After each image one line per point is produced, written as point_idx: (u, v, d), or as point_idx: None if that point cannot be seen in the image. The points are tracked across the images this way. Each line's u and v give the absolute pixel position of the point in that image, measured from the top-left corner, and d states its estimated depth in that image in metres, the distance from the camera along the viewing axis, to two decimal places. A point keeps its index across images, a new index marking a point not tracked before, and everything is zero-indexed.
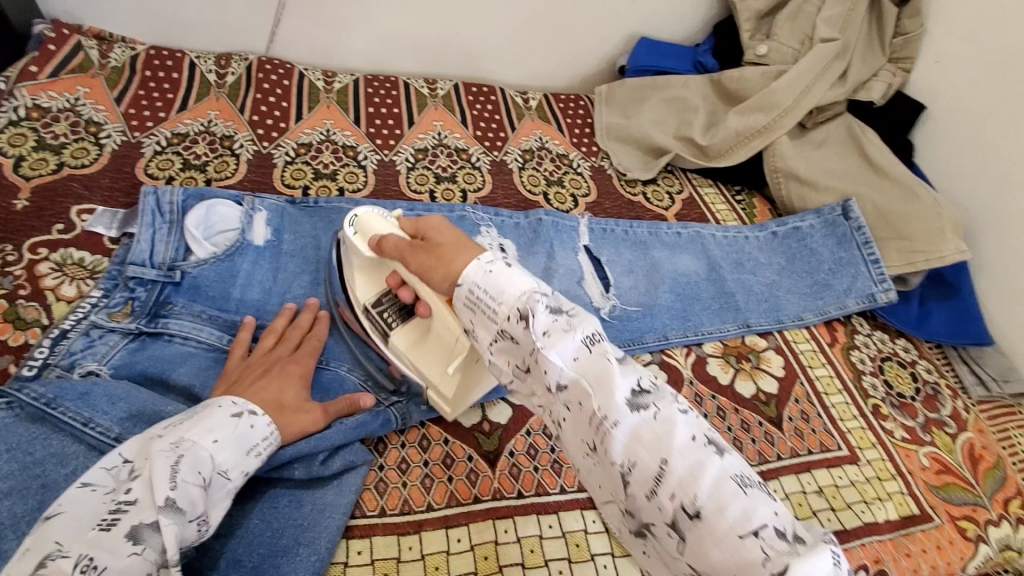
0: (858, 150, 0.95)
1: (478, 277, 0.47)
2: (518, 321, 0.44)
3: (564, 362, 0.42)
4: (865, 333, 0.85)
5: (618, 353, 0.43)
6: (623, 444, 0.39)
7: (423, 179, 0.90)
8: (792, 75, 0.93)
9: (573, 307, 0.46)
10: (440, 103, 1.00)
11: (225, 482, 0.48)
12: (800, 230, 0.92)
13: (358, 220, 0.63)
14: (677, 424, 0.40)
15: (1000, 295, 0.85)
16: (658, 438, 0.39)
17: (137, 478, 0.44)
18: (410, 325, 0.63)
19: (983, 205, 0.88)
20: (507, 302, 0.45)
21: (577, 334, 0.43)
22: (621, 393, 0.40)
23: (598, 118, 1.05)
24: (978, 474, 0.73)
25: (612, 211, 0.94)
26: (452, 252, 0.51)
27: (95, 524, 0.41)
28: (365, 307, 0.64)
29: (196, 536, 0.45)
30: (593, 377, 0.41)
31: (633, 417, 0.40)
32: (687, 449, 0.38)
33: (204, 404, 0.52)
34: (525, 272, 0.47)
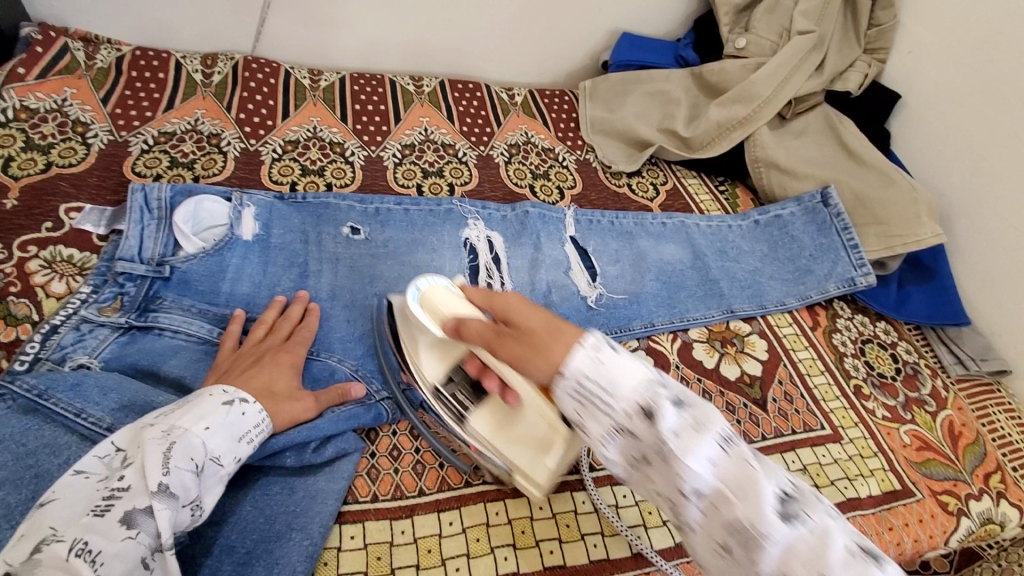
0: (836, 139, 0.97)
1: (588, 369, 0.43)
2: (643, 419, 0.41)
3: (701, 466, 0.40)
4: (846, 317, 0.87)
5: (752, 450, 0.42)
6: (775, 556, 0.38)
7: (410, 173, 0.91)
8: (770, 67, 0.95)
9: (693, 399, 0.43)
10: (426, 100, 1.02)
11: (218, 468, 0.48)
12: (781, 218, 0.93)
13: (423, 296, 0.58)
14: (831, 535, 0.38)
15: (975, 277, 0.88)
16: (814, 553, 0.37)
17: (130, 466, 0.44)
18: (488, 404, 0.59)
19: (957, 190, 0.90)
20: (627, 399, 0.42)
21: (710, 434, 0.41)
22: (767, 502, 0.38)
23: (583, 113, 1.07)
24: (958, 450, 0.75)
25: (598, 203, 0.95)
26: (549, 339, 0.46)
27: (89, 510, 0.42)
28: (435, 388, 0.60)
29: (190, 521, 0.46)
30: (736, 485, 0.39)
31: (784, 528, 0.38)
32: (848, 565, 0.36)
33: (196, 393, 0.52)
34: (638, 361, 0.44)
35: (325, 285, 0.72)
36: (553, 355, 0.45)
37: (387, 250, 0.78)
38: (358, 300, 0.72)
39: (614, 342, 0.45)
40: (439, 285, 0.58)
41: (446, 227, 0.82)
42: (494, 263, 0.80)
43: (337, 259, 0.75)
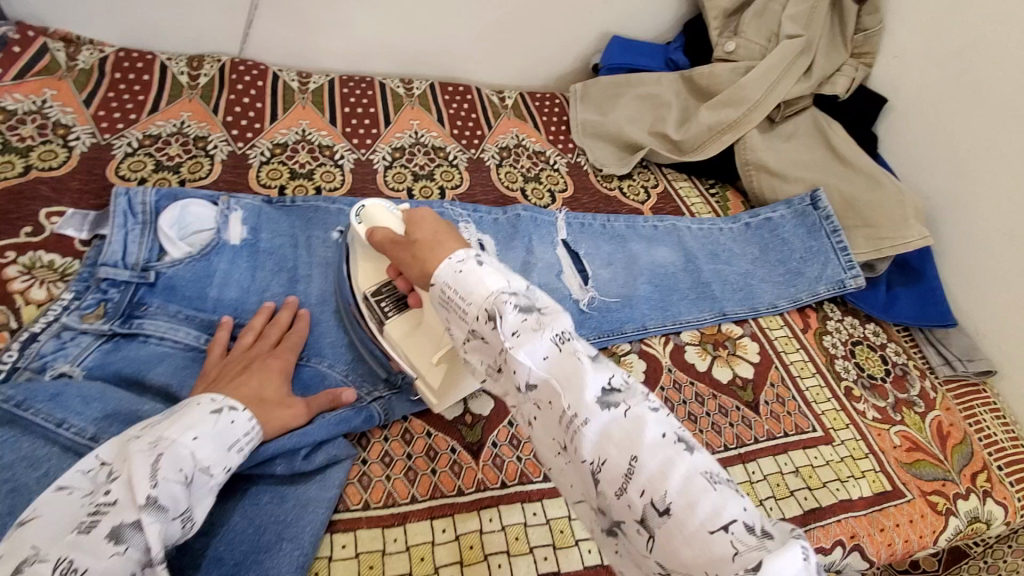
0: (825, 143, 0.98)
1: (447, 278, 0.46)
2: (487, 321, 0.43)
3: (534, 363, 0.40)
4: (836, 319, 0.88)
5: (591, 351, 0.41)
6: (591, 442, 0.38)
7: (400, 177, 0.90)
8: (759, 72, 0.96)
9: (544, 302, 0.44)
10: (417, 103, 1.01)
11: (208, 478, 0.47)
12: (771, 220, 0.94)
13: (365, 209, 0.63)
14: (649, 423, 0.38)
15: (961, 278, 0.89)
16: (628, 437, 0.37)
17: (117, 479, 0.43)
18: (407, 314, 0.63)
19: (942, 192, 0.92)
20: (476, 304, 0.43)
21: (547, 333, 0.41)
22: (589, 391, 0.39)
23: (574, 116, 1.07)
24: (947, 450, 0.75)
25: (589, 206, 0.95)
26: (428, 247, 0.51)
27: (74, 527, 0.40)
28: (365, 294, 0.64)
29: (181, 534, 0.45)
30: (563, 377, 0.40)
31: (603, 416, 0.38)
32: (658, 447, 0.37)
33: (183, 403, 0.51)
34: (498, 270, 0.45)
35: (315, 290, 0.71)
36: (427, 258, 0.50)
37: None
38: None
39: (480, 256, 0.47)
40: (381, 201, 0.62)
41: None
42: None
43: (327, 264, 0.74)
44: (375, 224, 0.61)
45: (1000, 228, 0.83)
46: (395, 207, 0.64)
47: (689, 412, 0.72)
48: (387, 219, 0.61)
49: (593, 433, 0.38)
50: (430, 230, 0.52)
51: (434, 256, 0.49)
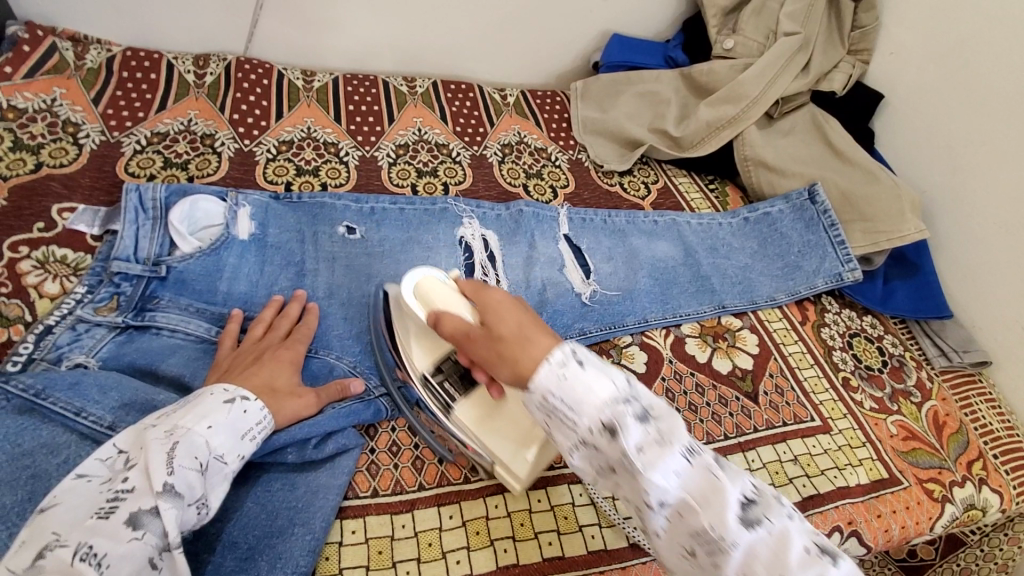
0: (822, 138, 0.99)
1: (552, 386, 0.44)
2: (604, 434, 0.43)
3: (667, 481, 0.42)
4: (834, 312, 0.89)
5: (718, 460, 0.43)
6: (739, 562, 0.39)
7: (404, 173, 0.91)
8: (758, 68, 0.98)
9: (653, 404, 0.45)
10: (419, 101, 1.02)
11: (222, 465, 0.49)
12: (770, 215, 0.95)
13: (418, 285, 0.60)
14: (792, 538, 0.40)
15: (957, 271, 0.90)
16: (775, 555, 0.39)
17: (134, 467, 0.45)
18: (477, 396, 0.59)
19: (938, 188, 0.93)
20: (589, 414, 0.43)
21: (675, 448, 0.42)
22: (730, 509, 0.40)
23: (575, 113, 1.08)
24: (943, 439, 0.77)
25: (590, 202, 0.97)
26: (518, 346, 0.48)
27: (94, 512, 0.42)
28: (425, 377, 0.61)
29: (197, 519, 0.46)
30: (700, 495, 0.41)
31: (748, 535, 0.40)
32: (805, 563, 0.39)
33: (197, 394, 0.52)
34: (603, 371, 0.45)
35: (321, 283, 0.73)
36: (521, 358, 0.47)
37: (385, 250, 0.79)
38: (355, 298, 0.73)
39: (579, 354, 0.46)
40: (434, 276, 0.59)
41: (441, 225, 0.83)
42: (489, 261, 0.82)
43: (333, 259, 0.75)
44: (436, 306, 0.58)
45: (996, 222, 0.85)
46: (445, 277, 0.62)
47: (690, 402, 0.74)
48: (446, 299, 0.57)
49: (741, 553, 0.39)
50: (515, 323, 0.50)
51: (529, 357, 0.47)
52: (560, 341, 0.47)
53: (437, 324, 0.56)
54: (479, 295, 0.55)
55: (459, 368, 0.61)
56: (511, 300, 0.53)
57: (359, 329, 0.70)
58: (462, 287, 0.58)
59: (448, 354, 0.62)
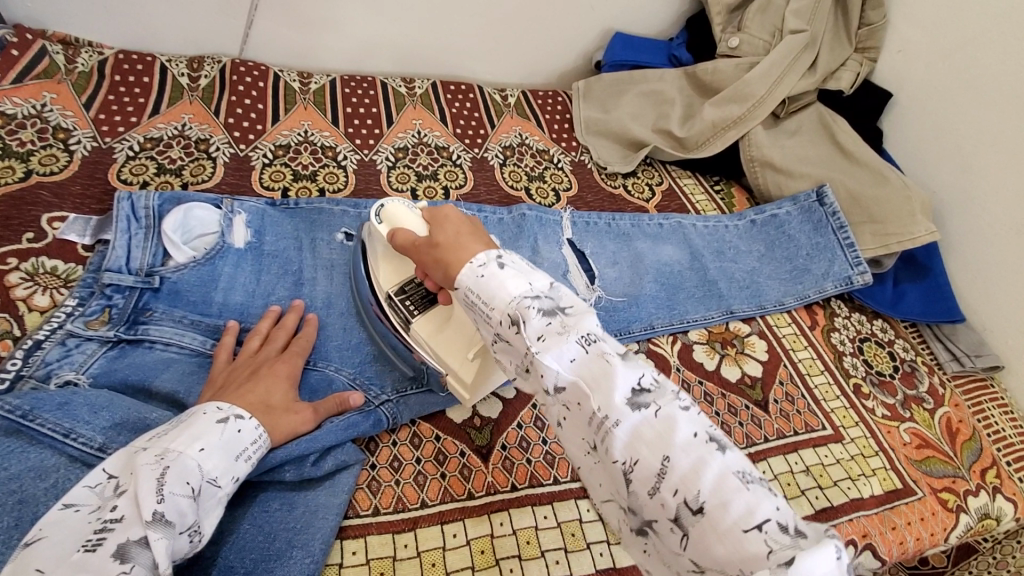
0: (830, 138, 0.97)
1: (470, 281, 0.48)
2: (510, 326, 0.45)
3: (561, 365, 0.42)
4: (844, 316, 0.87)
5: (619, 351, 0.43)
6: (623, 441, 0.39)
7: (404, 177, 0.89)
8: (764, 67, 0.96)
9: (568, 303, 0.46)
10: (419, 102, 1.01)
11: (215, 489, 0.47)
12: (777, 217, 0.93)
13: (385, 210, 0.63)
14: (679, 423, 0.39)
15: (967, 273, 0.89)
16: (660, 436, 0.39)
17: (123, 494, 0.42)
18: (433, 313, 0.62)
19: (948, 188, 0.91)
20: (499, 308, 0.46)
21: (572, 336, 0.43)
22: (619, 391, 0.40)
23: (577, 113, 1.07)
24: (956, 447, 0.75)
25: (594, 205, 0.95)
26: (448, 251, 0.52)
27: (80, 545, 0.39)
28: (389, 294, 0.63)
29: (189, 547, 0.45)
30: (593, 379, 0.41)
31: (634, 416, 0.40)
32: (689, 445, 0.38)
33: (188, 413, 0.50)
34: (518, 272, 0.48)
35: (320, 293, 0.71)
36: (451, 259, 0.51)
37: None
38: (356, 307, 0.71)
39: (500, 259, 0.49)
40: (401, 199, 0.63)
41: None
42: None
43: (332, 266, 0.73)
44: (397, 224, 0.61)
45: (1007, 221, 0.83)
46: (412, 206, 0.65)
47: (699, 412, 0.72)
48: (407, 219, 0.61)
49: (625, 432, 0.39)
50: (452, 232, 0.53)
51: (458, 259, 0.51)
52: (496, 249, 0.51)
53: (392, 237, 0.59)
54: (431, 213, 0.58)
55: (421, 290, 0.64)
56: (460, 216, 0.56)
57: (359, 340, 0.68)
58: (423, 210, 0.61)
59: (412, 278, 0.65)
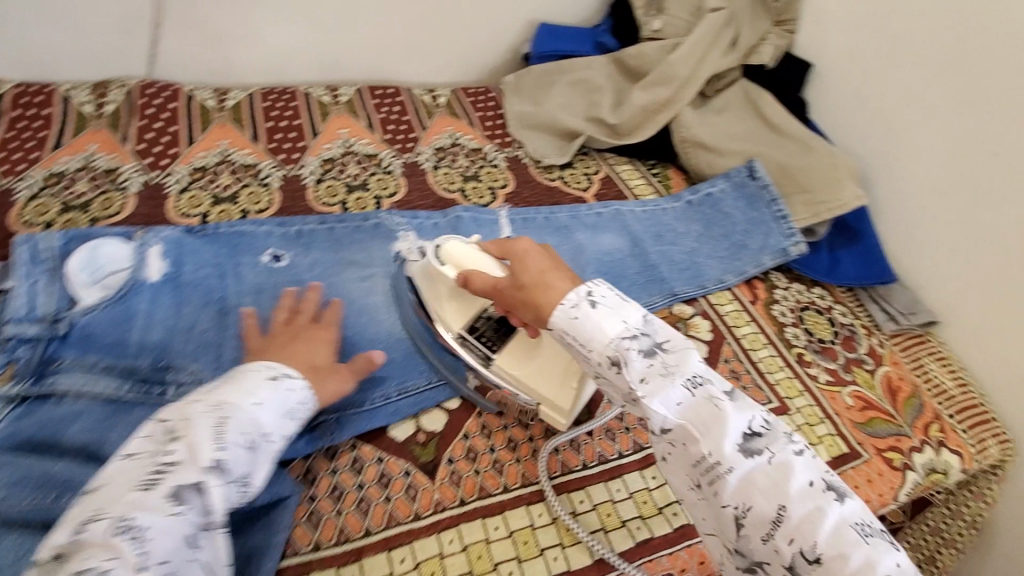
0: (757, 113, 0.99)
1: (565, 323, 0.53)
2: (610, 366, 0.51)
3: (669, 412, 0.49)
4: (783, 287, 0.88)
5: (728, 395, 0.50)
6: (737, 487, 0.47)
7: (333, 190, 0.86)
8: (686, 47, 0.97)
9: (662, 337, 0.52)
10: (344, 110, 0.98)
11: (268, 444, 0.54)
12: (711, 196, 0.94)
13: (446, 252, 0.65)
14: (793, 470, 0.46)
15: (900, 235, 0.91)
16: (775, 484, 0.46)
17: (178, 440, 0.50)
18: (516, 342, 0.64)
19: (874, 152, 0.93)
20: (597, 348, 0.52)
21: (677, 379, 0.50)
22: (732, 440, 0.47)
23: (508, 108, 1.05)
24: (898, 405, 0.76)
25: (531, 200, 0.93)
26: (537, 294, 0.56)
27: (138, 484, 0.47)
28: (461, 334, 0.65)
29: (242, 496, 0.52)
30: (704, 427, 0.48)
31: (748, 463, 0.47)
32: (804, 495, 0.45)
33: (240, 370, 0.57)
34: (613, 311, 0.52)
35: (247, 318, 0.68)
36: (543, 301, 0.55)
37: (316, 275, 0.74)
38: None
39: (591, 296, 0.53)
40: (458, 239, 0.65)
41: (375, 241, 0.79)
42: None
43: (259, 290, 0.70)
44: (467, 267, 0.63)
45: (929, 182, 0.85)
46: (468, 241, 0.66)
47: None
48: (475, 260, 0.63)
49: (739, 479, 0.47)
50: (537, 269, 0.57)
51: (548, 299, 0.55)
52: (583, 283, 0.56)
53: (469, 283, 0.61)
54: (505, 250, 0.62)
55: (493, 322, 0.66)
56: (536, 250, 0.60)
57: None
58: (489, 248, 0.63)
59: (479, 312, 0.66)
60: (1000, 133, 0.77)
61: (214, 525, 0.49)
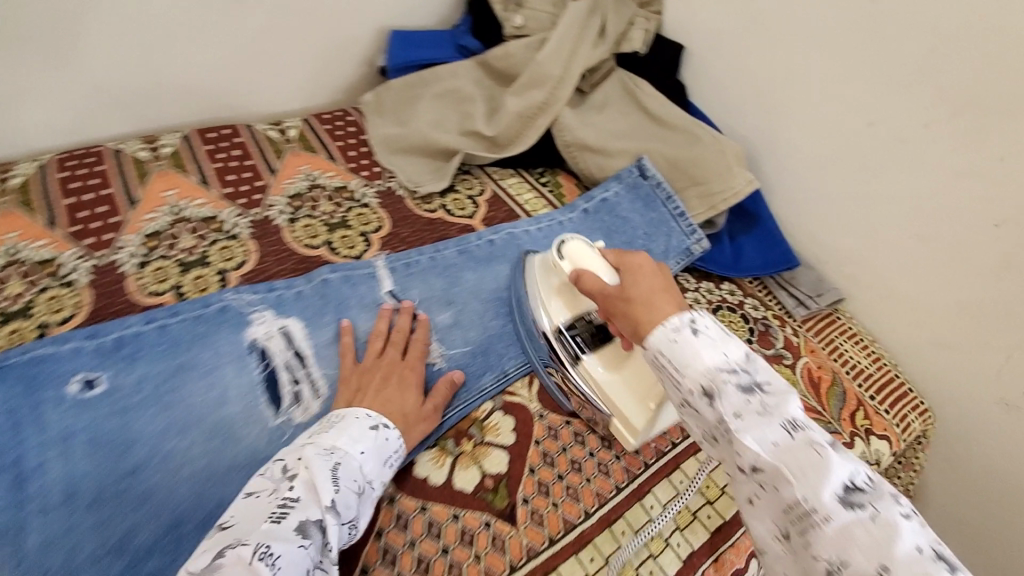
0: (638, 105, 0.93)
1: (661, 343, 0.46)
2: (703, 398, 0.43)
3: (761, 447, 0.39)
4: (693, 288, 0.84)
5: (830, 440, 0.39)
6: (829, 539, 0.35)
7: (162, 273, 0.70)
8: (554, 43, 0.88)
9: (767, 380, 0.43)
10: (167, 166, 0.80)
11: (372, 491, 0.53)
12: (607, 202, 0.87)
13: (567, 248, 0.65)
14: (902, 532, 0.34)
15: (796, 213, 0.88)
16: (877, 544, 0.34)
17: (298, 478, 0.49)
18: (606, 351, 0.63)
19: (757, 132, 0.90)
20: (692, 375, 0.44)
21: (776, 419, 0.40)
22: (830, 484, 0.37)
23: (372, 133, 0.92)
24: (822, 398, 0.74)
25: (412, 239, 0.81)
26: (642, 305, 0.50)
27: (268, 517, 0.46)
28: (559, 328, 0.65)
29: (347, 538, 0.50)
30: (798, 466, 0.38)
31: (847, 516, 0.36)
32: (916, 563, 0.33)
33: (343, 412, 0.56)
34: (718, 341, 0.45)
35: (55, 480, 0.53)
36: (644, 319, 0.49)
37: (145, 397, 0.59)
38: (112, 487, 0.54)
39: (695, 321, 0.46)
40: (583, 241, 0.64)
41: (222, 332, 0.64)
42: (297, 362, 0.64)
43: (69, 436, 0.55)
44: (579, 265, 0.62)
45: (816, 158, 0.83)
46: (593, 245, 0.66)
47: (572, 460, 0.63)
48: (592, 262, 0.62)
49: (834, 531, 0.35)
50: (647, 288, 0.52)
51: (651, 318, 0.49)
52: (688, 309, 0.49)
53: (577, 279, 0.60)
54: (622, 262, 0.59)
55: (592, 327, 0.65)
56: (653, 268, 0.55)
57: (129, 526, 0.52)
58: (608, 255, 0.62)
59: (583, 314, 0.66)
60: (873, 102, 0.74)
61: (326, 562, 0.47)
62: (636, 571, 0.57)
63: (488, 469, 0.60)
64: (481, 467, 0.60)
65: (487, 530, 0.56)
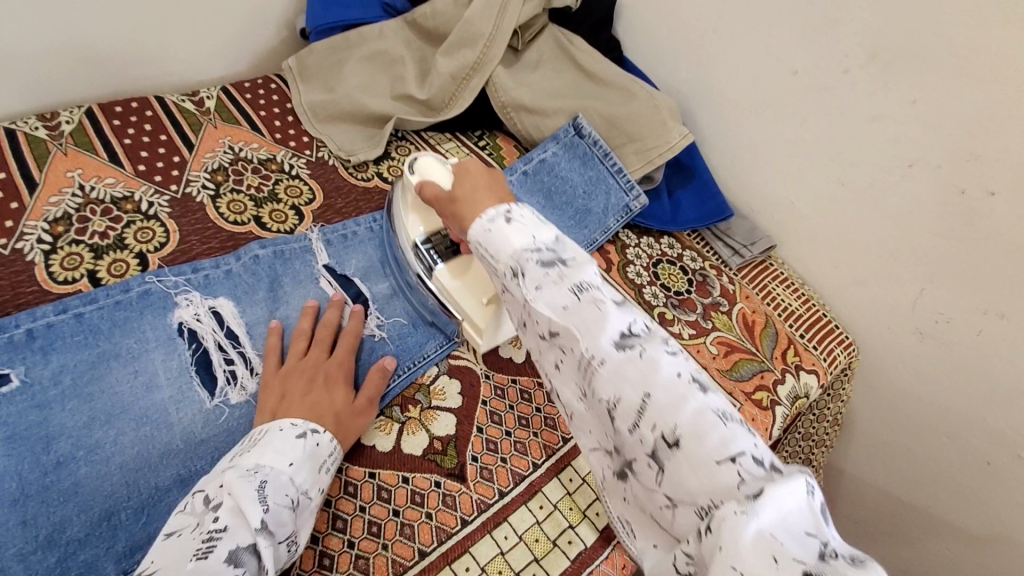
0: (572, 63, 0.92)
1: (479, 235, 0.50)
2: (512, 278, 0.48)
3: (554, 312, 0.44)
4: (634, 244, 0.87)
5: (612, 296, 0.45)
6: (606, 379, 0.41)
7: (74, 260, 0.65)
8: (481, 2, 0.86)
9: (569, 256, 0.48)
10: (70, 144, 0.74)
11: (308, 501, 0.50)
12: (546, 162, 0.87)
13: (419, 162, 0.66)
14: (662, 364, 0.41)
15: (729, 166, 0.91)
16: (642, 374, 0.41)
17: (222, 506, 0.46)
18: (457, 260, 0.67)
19: (691, 86, 0.91)
20: (504, 258, 0.48)
21: (568, 284, 0.45)
22: (608, 333, 0.42)
23: (298, 100, 0.87)
24: (756, 340, 0.80)
25: (348, 209, 0.78)
26: (468, 205, 0.56)
27: (192, 556, 0.43)
28: (416, 243, 0.67)
29: (286, 555, 0.48)
30: (583, 324, 0.43)
31: (619, 356, 0.41)
32: (671, 384, 0.40)
33: (266, 427, 0.53)
34: (526, 227, 0.49)
35: None
36: (466, 215, 0.55)
37: (64, 389, 0.55)
38: (37, 483, 0.51)
39: (509, 212, 0.51)
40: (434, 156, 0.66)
41: (145, 317, 0.61)
42: (230, 341, 0.62)
43: None
44: (427, 177, 0.65)
45: (747, 107, 0.84)
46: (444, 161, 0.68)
47: (520, 417, 0.64)
48: (439, 174, 0.64)
49: (609, 371, 0.41)
50: (469, 188, 0.57)
51: (473, 214, 0.54)
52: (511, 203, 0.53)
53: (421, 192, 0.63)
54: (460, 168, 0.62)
55: (447, 242, 0.68)
56: (479, 172, 0.60)
57: (58, 520, 0.50)
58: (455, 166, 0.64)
59: (439, 228, 0.69)
60: (795, 52, 0.76)
61: None
62: (583, 514, 0.60)
63: (435, 432, 0.61)
64: (429, 431, 0.61)
65: (437, 490, 0.57)
